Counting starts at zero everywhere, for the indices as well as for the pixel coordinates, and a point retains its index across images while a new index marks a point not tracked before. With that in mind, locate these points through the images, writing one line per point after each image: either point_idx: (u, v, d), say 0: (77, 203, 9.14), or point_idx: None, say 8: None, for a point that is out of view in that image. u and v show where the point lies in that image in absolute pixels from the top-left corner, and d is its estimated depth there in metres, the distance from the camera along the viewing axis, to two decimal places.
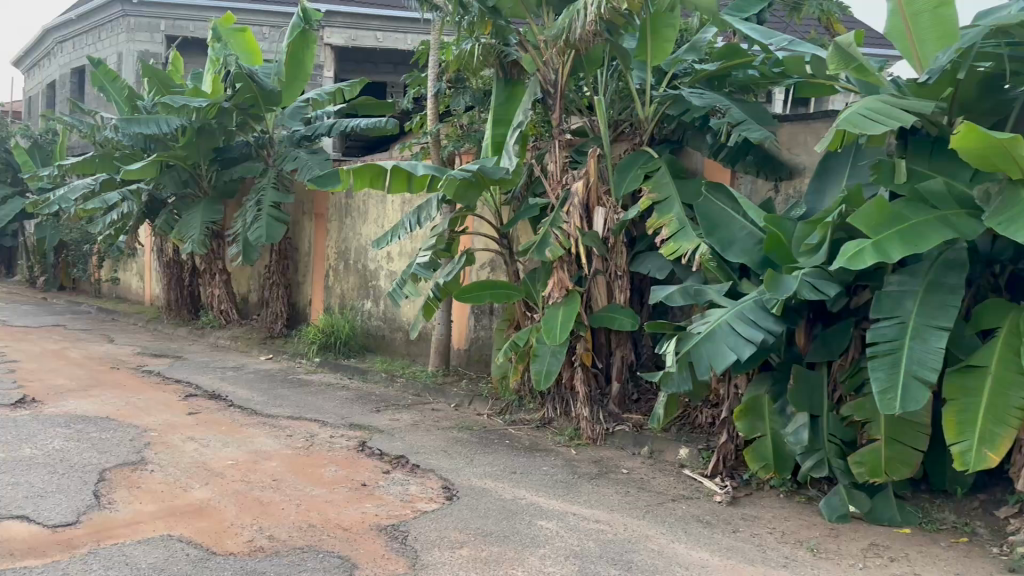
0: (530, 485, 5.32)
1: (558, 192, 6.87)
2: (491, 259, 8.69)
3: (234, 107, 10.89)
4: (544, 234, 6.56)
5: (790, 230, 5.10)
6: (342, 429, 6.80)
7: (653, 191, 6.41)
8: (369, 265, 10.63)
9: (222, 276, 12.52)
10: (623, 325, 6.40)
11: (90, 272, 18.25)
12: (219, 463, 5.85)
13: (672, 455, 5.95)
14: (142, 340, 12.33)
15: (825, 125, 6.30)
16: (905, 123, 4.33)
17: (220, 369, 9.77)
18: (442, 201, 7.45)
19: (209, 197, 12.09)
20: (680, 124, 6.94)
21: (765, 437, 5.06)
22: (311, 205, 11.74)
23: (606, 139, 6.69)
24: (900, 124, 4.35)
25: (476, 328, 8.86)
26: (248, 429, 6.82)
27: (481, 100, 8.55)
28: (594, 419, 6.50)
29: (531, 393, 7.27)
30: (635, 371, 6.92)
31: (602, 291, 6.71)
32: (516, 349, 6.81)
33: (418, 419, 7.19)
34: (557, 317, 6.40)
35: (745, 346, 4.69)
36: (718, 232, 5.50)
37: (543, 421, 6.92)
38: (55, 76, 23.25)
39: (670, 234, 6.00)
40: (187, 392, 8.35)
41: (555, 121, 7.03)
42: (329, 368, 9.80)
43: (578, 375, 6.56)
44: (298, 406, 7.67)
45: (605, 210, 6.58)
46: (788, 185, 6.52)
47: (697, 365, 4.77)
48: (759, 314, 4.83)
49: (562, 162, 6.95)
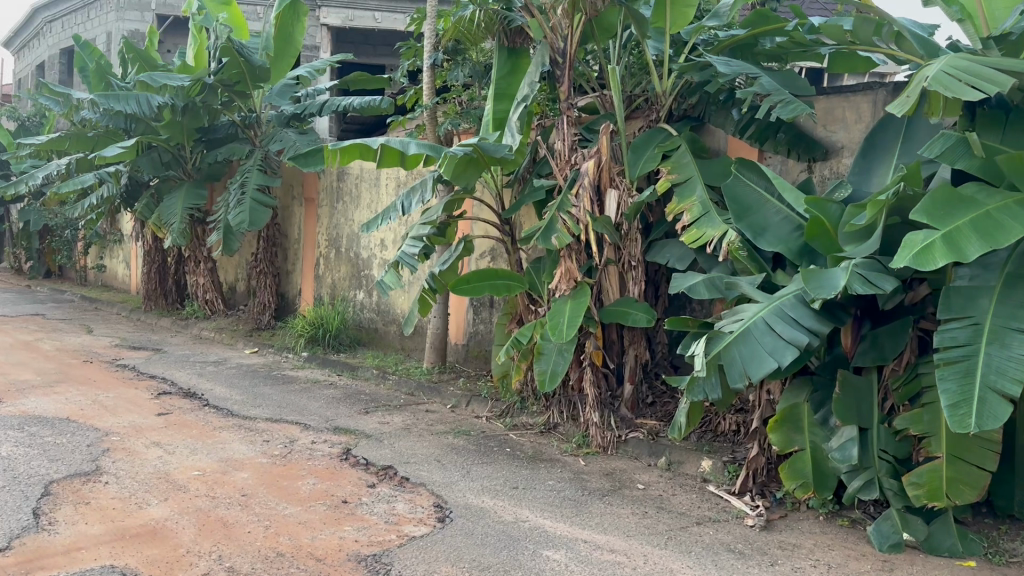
0: (533, 505, 4.66)
1: (567, 173, 6.20)
2: (491, 247, 8.04)
3: (219, 85, 10.19)
4: (551, 219, 5.87)
5: (832, 214, 4.38)
6: (325, 434, 6.15)
7: (672, 172, 5.74)
8: (362, 253, 9.98)
9: (207, 264, 11.88)
10: (638, 321, 5.75)
11: (77, 259, 17.57)
12: (183, 474, 5.22)
13: (694, 468, 5.30)
14: (122, 331, 11.68)
15: (866, 99, 5.63)
16: (1007, 87, 3.62)
17: (200, 363, 9.12)
18: (439, 180, 6.78)
19: (193, 180, 11.44)
20: (702, 97, 6.25)
21: (804, 451, 4.40)
22: (301, 189, 11.06)
23: (620, 113, 6.02)
24: (1002, 88, 3.63)
25: (475, 321, 8.21)
26: (222, 432, 6.17)
27: (481, 74, 7.86)
28: (605, 425, 5.84)
29: (535, 394, 6.62)
30: (650, 371, 6.26)
31: (614, 283, 6.07)
32: (518, 346, 6.14)
33: (409, 423, 6.52)
34: (565, 313, 5.75)
35: (785, 348, 4.02)
36: (750, 216, 4.83)
37: (547, 426, 6.25)
38: (44, 58, 22.47)
39: (692, 220, 5.38)
40: (161, 389, 7.71)
41: (564, 93, 6.26)
42: (317, 363, 9.14)
43: (587, 376, 5.90)
44: (279, 406, 7.01)
45: (618, 193, 5.89)
46: (823, 167, 5.86)
47: (730, 369, 4.09)
48: (800, 312, 4.15)
49: (571, 139, 6.24)
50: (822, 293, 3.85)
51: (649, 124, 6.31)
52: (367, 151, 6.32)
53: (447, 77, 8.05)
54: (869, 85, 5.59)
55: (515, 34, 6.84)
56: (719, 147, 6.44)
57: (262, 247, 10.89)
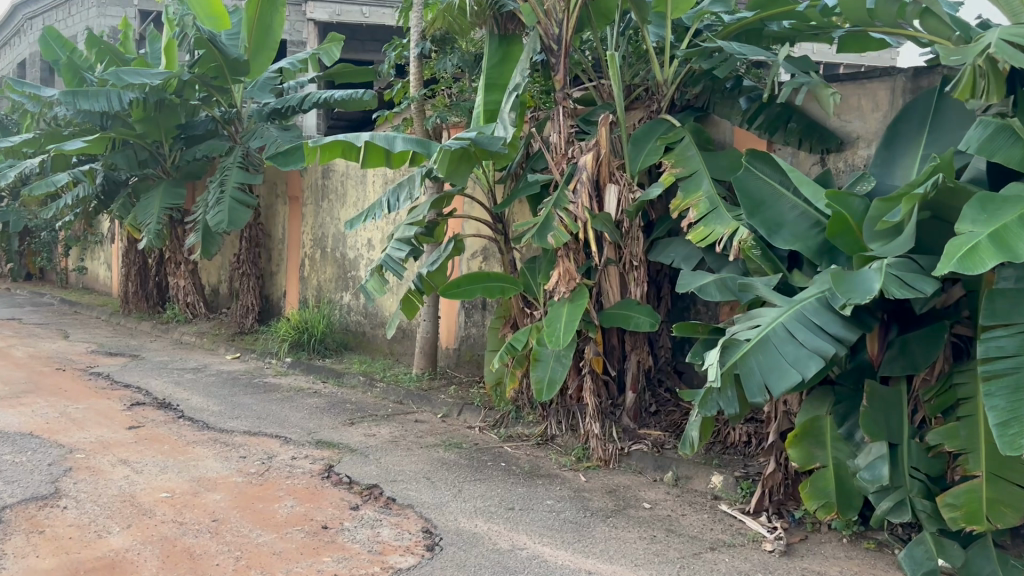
0: (530, 529, 4.26)
1: (563, 168, 5.79)
2: (483, 247, 7.66)
3: (196, 80, 9.77)
4: (546, 216, 5.45)
5: (856, 209, 4.00)
6: (307, 449, 5.74)
7: (676, 166, 5.39)
8: (348, 253, 9.55)
9: (188, 265, 11.44)
10: (641, 325, 5.36)
11: (58, 261, 17.10)
12: (150, 496, 4.80)
13: (702, 484, 4.92)
14: (100, 336, 11.22)
15: (883, 86, 5.24)
16: None
17: (178, 371, 8.68)
18: (427, 176, 6.37)
19: (172, 178, 11.03)
20: (706, 86, 5.87)
21: (826, 468, 4.02)
22: (285, 187, 10.63)
23: (619, 103, 5.63)
24: None
25: (467, 325, 7.82)
26: (195, 448, 5.76)
27: (472, 64, 7.39)
28: (606, 436, 5.46)
29: (531, 403, 6.24)
30: (653, 378, 5.88)
31: (615, 284, 5.68)
32: (512, 353, 5.73)
33: (397, 435, 6.12)
34: (563, 316, 5.36)
35: (809, 359, 3.65)
36: (763, 212, 4.46)
37: (543, 438, 5.86)
38: (25, 56, 21.92)
39: (699, 217, 5.01)
40: (134, 399, 7.27)
41: (559, 82, 5.86)
42: (301, 369, 8.72)
43: (586, 384, 5.51)
44: (259, 417, 6.60)
45: (619, 188, 5.54)
46: (837, 159, 5.48)
47: (748, 381, 3.70)
48: (825, 318, 3.77)
49: (567, 131, 5.86)
50: (856, 298, 3.47)
51: (650, 115, 5.91)
52: (350, 148, 5.91)
53: (435, 68, 7.63)
54: (887, 71, 5.21)
55: (507, 19, 6.43)
56: (724, 138, 6.06)
57: (245, 247, 10.46)
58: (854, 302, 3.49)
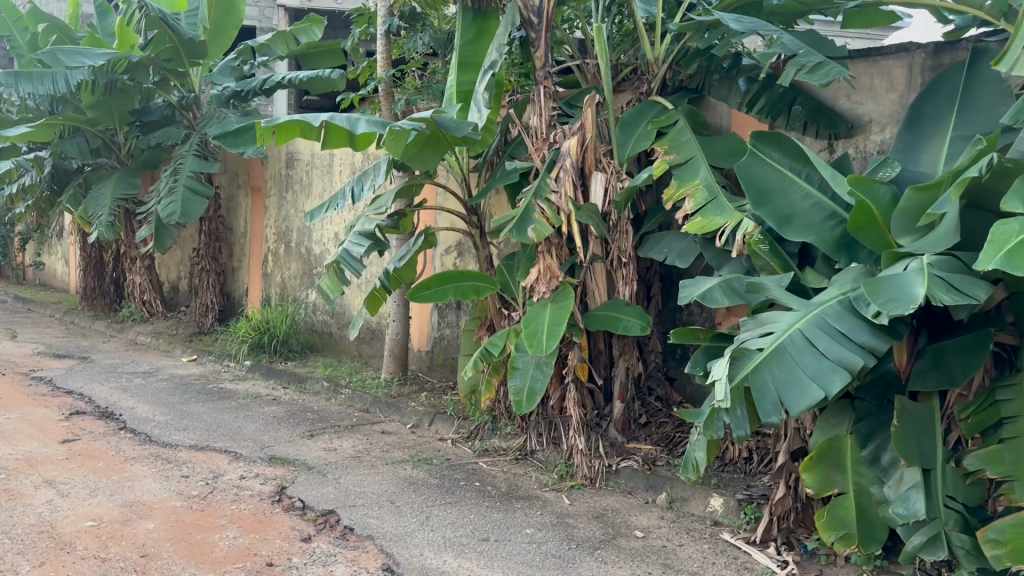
0: (507, 566, 3.70)
1: (544, 154, 5.23)
2: (458, 241, 7.11)
3: (147, 62, 9.12)
4: (525, 207, 4.89)
5: (882, 198, 3.50)
6: (258, 467, 5.16)
7: (669, 151, 4.87)
8: (314, 248, 8.94)
9: (144, 261, 10.75)
10: (630, 328, 4.82)
11: (13, 256, 16.27)
12: (74, 526, 4.16)
13: (700, 507, 4.39)
14: (49, 336, 10.48)
15: (899, 64, 4.74)
16: None
17: (127, 375, 8.00)
18: (394, 164, 5.80)
19: (127, 167, 10.36)
20: (702, 66, 5.34)
21: (846, 495, 3.52)
22: (247, 177, 10.00)
23: (607, 83, 5.08)
24: None
25: (440, 326, 7.26)
26: (134, 465, 5.13)
27: (444, 43, 6.86)
28: (591, 452, 4.91)
29: (508, 413, 5.69)
30: (643, 385, 5.36)
31: (602, 285, 5.17)
32: (487, 360, 5.23)
33: (361, 449, 5.55)
34: (544, 319, 4.83)
35: (832, 373, 3.13)
36: (771, 202, 3.95)
37: (522, 453, 5.31)
38: None
39: (695, 208, 4.50)
40: (74, 408, 6.61)
41: (540, 58, 5.28)
42: (261, 374, 8.10)
43: (570, 394, 4.98)
44: (209, 430, 5.99)
45: (605, 176, 5.00)
46: (846, 145, 4.97)
47: (760, 399, 3.18)
48: (851, 324, 3.25)
49: (548, 113, 5.28)
50: (893, 308, 2.96)
51: (639, 97, 5.38)
52: (308, 128, 5.28)
53: (404, 47, 7.04)
54: (903, 46, 4.71)
55: None
56: (720, 123, 5.50)
57: (204, 242, 9.82)
58: (891, 313, 2.98)
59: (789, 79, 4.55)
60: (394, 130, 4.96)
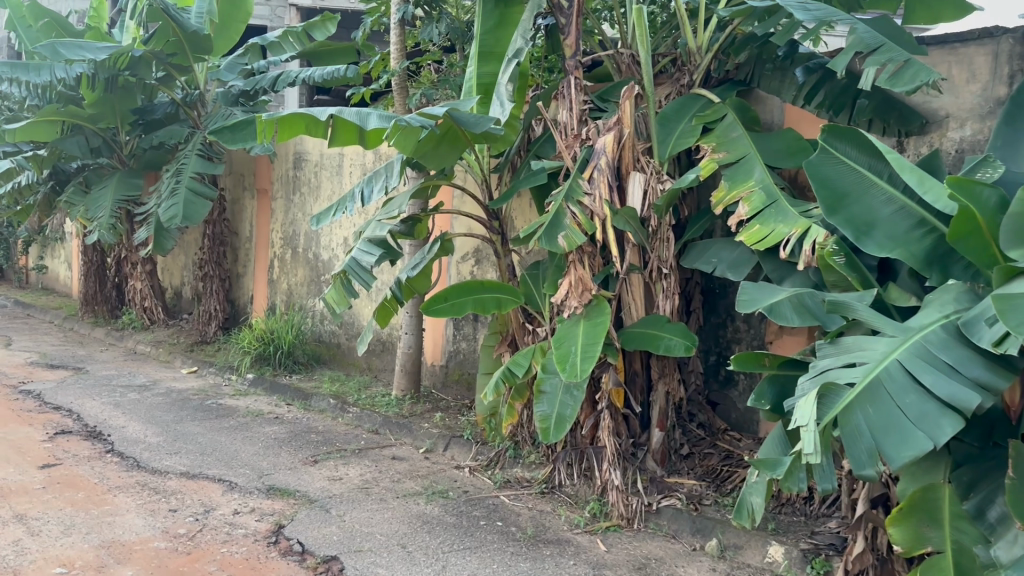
0: None
1: (576, 152, 4.63)
2: (476, 248, 6.59)
3: (150, 56, 8.62)
4: (555, 212, 4.30)
5: (986, 202, 2.99)
6: (254, 500, 4.63)
7: (718, 149, 4.34)
8: (322, 254, 8.42)
9: (146, 266, 10.28)
10: (672, 349, 4.24)
11: (16, 260, 15.89)
12: (39, 573, 3.62)
13: (757, 557, 3.82)
14: (46, 344, 10.00)
15: (983, 51, 4.17)
16: None
17: (121, 389, 7.48)
18: (408, 163, 5.28)
19: (129, 168, 9.89)
20: (752, 54, 4.77)
21: (942, 555, 2.92)
22: (253, 179, 9.52)
23: (647, 72, 4.52)
24: None
25: (456, 339, 6.72)
26: (117, 497, 4.60)
27: (461, 33, 6.32)
28: (627, 489, 4.33)
29: (531, 439, 5.13)
30: (683, 410, 4.80)
31: (639, 299, 4.62)
32: (510, 381, 4.68)
33: (369, 479, 5.01)
34: (576, 339, 4.27)
35: (940, 417, 2.63)
36: (846, 207, 3.43)
37: (547, 485, 4.75)
38: None
39: (751, 213, 3.96)
40: (59, 426, 6.09)
41: (570, 44, 4.70)
42: (264, 389, 7.57)
43: (603, 422, 4.41)
44: (204, 453, 5.46)
45: (644, 176, 4.42)
46: (918, 144, 4.39)
47: (853, 446, 2.68)
48: (959, 355, 2.78)
49: (579, 107, 4.71)
50: None
51: (680, 90, 4.83)
52: (315, 124, 4.76)
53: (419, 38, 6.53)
54: (988, 31, 4.15)
55: None
56: (771, 119, 4.93)
57: (207, 246, 9.33)
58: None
59: (869, 81, 3.97)
60: (399, 125, 4.40)
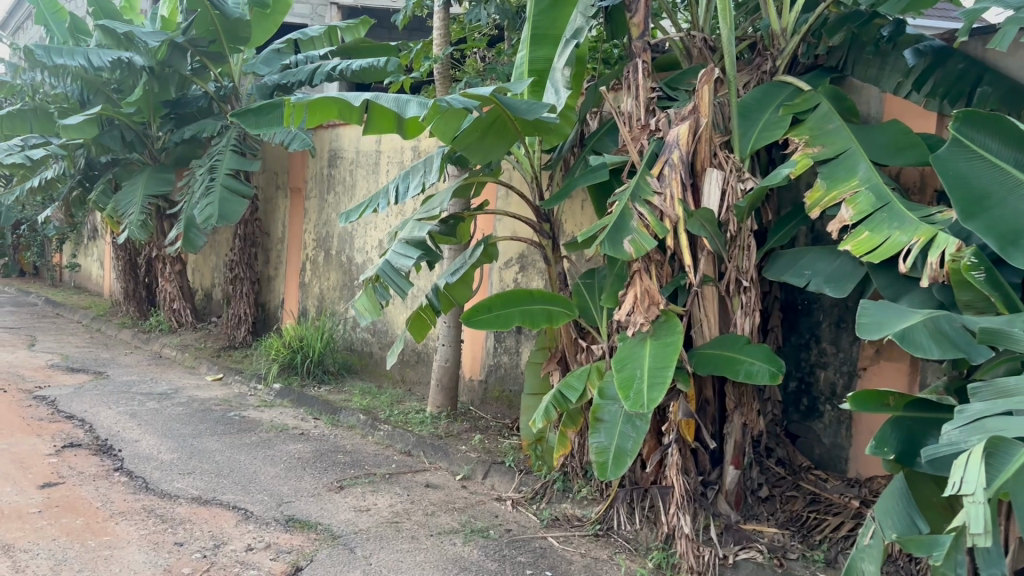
0: None
1: (643, 145, 4.02)
2: (521, 253, 6.03)
3: (187, 45, 8.22)
4: (620, 213, 3.72)
5: None
6: (270, 533, 4.10)
7: (813, 143, 3.72)
8: (355, 257, 7.92)
9: (175, 265, 9.90)
10: (755, 375, 3.61)
11: (49, 257, 15.73)
12: None
13: None
14: (71, 345, 9.64)
15: None
16: None
17: (140, 397, 7.03)
18: (450, 158, 4.74)
19: (160, 164, 9.50)
20: (848, 36, 4.13)
21: None
22: (286, 176, 9.06)
23: (729, 54, 3.91)
24: None
25: (497, 352, 6.16)
26: (119, 526, 4.10)
27: (512, 17, 5.76)
28: (697, 537, 3.72)
29: (582, 470, 4.54)
30: (759, 445, 4.17)
31: (714, 315, 4.00)
32: (562, 408, 4.09)
33: (400, 511, 4.45)
34: (642, 361, 3.68)
35: None
36: (989, 212, 2.81)
37: (602, 527, 4.15)
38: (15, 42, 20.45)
39: (857, 217, 3.34)
40: (69, 438, 5.62)
41: (637, 22, 4.13)
42: (291, 401, 7.07)
43: (671, 459, 3.79)
44: (219, 475, 4.96)
45: (723, 173, 3.81)
46: None
47: None
48: None
49: (647, 94, 4.10)
50: None
51: (761, 77, 4.21)
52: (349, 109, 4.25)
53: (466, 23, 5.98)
54: None
55: None
56: (868, 111, 4.25)
57: (238, 247, 8.90)
58: None
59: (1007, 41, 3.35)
60: (439, 106, 3.83)
